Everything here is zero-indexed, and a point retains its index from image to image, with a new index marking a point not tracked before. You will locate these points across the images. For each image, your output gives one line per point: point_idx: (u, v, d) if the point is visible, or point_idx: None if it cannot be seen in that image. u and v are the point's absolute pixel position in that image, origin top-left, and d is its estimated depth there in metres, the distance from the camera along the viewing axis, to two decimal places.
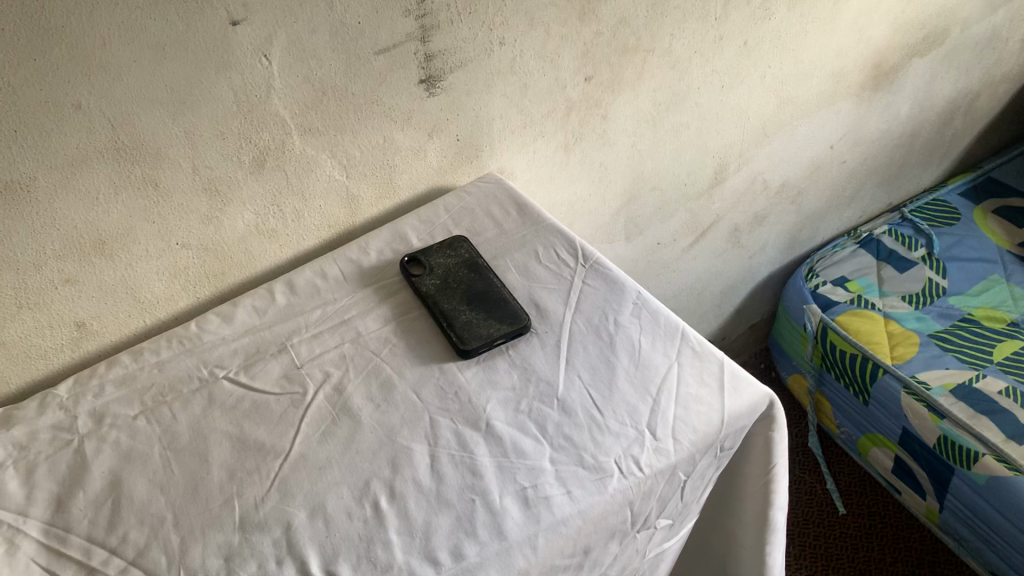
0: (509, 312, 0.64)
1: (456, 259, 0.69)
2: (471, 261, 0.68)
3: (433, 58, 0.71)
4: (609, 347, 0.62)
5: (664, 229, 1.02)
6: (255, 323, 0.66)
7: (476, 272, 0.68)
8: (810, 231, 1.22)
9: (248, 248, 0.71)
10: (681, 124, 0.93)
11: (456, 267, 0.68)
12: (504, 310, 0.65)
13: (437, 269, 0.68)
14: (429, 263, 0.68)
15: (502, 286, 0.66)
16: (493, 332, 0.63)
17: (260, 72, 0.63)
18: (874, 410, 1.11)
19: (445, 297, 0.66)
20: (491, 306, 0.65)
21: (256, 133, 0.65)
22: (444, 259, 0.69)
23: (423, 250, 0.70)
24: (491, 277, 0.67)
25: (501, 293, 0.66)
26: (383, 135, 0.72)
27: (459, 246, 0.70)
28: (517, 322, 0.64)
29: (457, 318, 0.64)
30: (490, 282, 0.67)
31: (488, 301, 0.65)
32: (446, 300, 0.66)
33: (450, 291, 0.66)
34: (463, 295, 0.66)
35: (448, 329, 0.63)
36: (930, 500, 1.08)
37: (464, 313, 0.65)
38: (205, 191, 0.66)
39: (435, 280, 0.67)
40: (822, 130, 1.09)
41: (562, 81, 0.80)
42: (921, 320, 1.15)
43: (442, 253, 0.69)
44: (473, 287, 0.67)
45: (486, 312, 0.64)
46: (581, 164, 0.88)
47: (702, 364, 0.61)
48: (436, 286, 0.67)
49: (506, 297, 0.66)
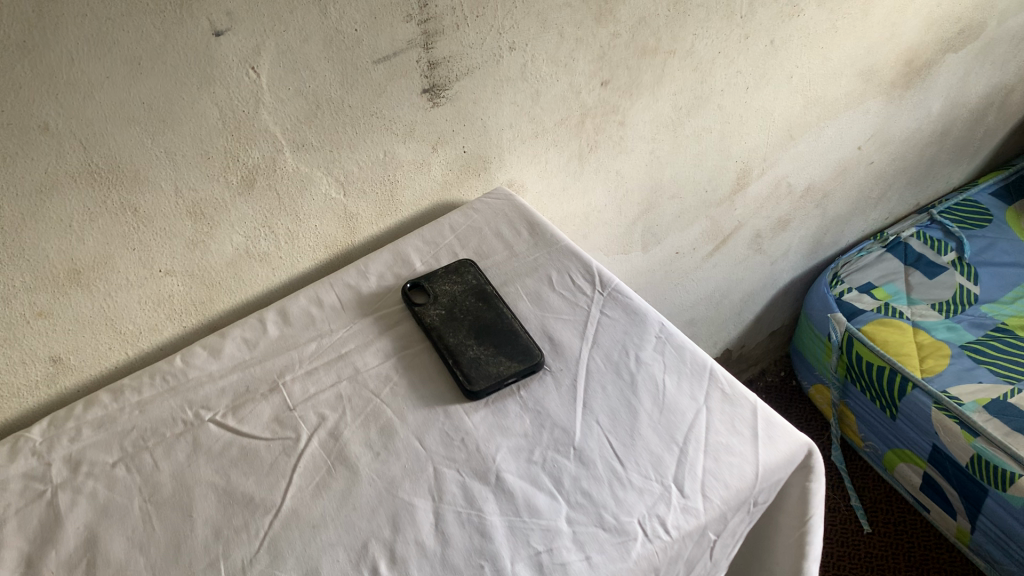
0: (520, 348, 0.59)
1: (462, 285, 0.63)
2: (479, 288, 0.63)
3: (437, 66, 0.65)
4: (631, 388, 0.57)
5: (683, 238, 0.96)
6: (245, 358, 0.61)
7: (483, 300, 0.62)
8: (834, 235, 1.16)
9: (238, 273, 0.65)
10: (703, 129, 0.87)
11: (463, 295, 0.63)
12: (514, 345, 0.59)
13: (441, 297, 0.63)
14: (433, 291, 0.63)
15: (512, 318, 0.61)
16: (503, 370, 0.58)
17: (248, 86, 0.57)
18: (903, 425, 1.06)
19: (451, 329, 0.61)
20: (500, 341, 0.59)
21: (245, 151, 0.60)
22: (450, 286, 0.63)
23: (427, 276, 0.64)
24: (501, 306, 0.62)
25: (511, 325, 0.60)
26: (384, 150, 0.66)
27: (465, 271, 0.64)
28: (529, 359, 0.58)
29: (464, 354, 0.59)
30: (499, 312, 0.61)
31: (497, 334, 0.60)
32: (452, 333, 0.60)
33: (456, 323, 0.61)
34: (470, 328, 0.61)
35: (454, 366, 0.58)
36: (962, 520, 1.03)
37: (471, 348, 0.59)
38: (190, 214, 0.60)
39: (440, 309, 0.62)
40: (851, 131, 1.03)
41: (576, 87, 0.74)
42: (952, 330, 1.09)
43: (447, 280, 0.64)
44: (481, 318, 0.61)
45: (496, 347, 0.59)
46: (596, 173, 0.82)
47: (733, 408, 0.55)
48: (441, 317, 0.61)
49: (517, 330, 0.60)
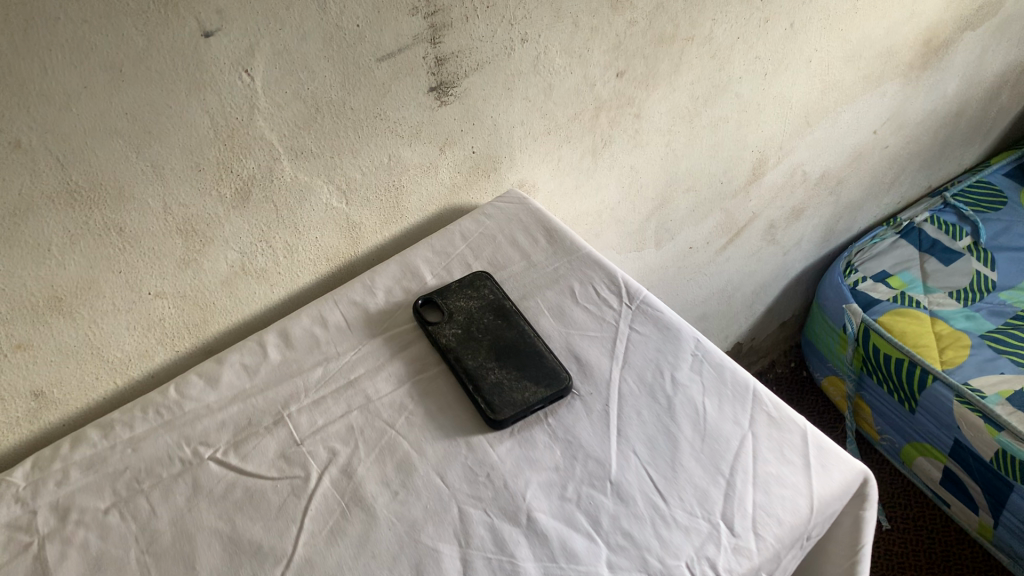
0: (546, 371, 0.54)
1: (479, 301, 0.59)
2: (497, 304, 0.58)
3: (445, 62, 0.60)
4: (668, 413, 0.52)
5: (697, 233, 0.91)
6: (245, 386, 0.56)
7: (503, 318, 0.58)
8: (847, 222, 1.12)
9: (234, 292, 0.60)
10: (720, 118, 0.82)
11: (480, 311, 0.58)
12: (539, 367, 0.55)
13: (457, 315, 0.58)
14: (447, 308, 0.58)
15: (535, 336, 0.56)
16: (529, 396, 0.53)
17: (241, 91, 0.52)
18: (923, 418, 1.02)
19: (469, 351, 0.56)
20: (524, 363, 0.55)
21: (239, 162, 0.55)
22: (465, 302, 0.59)
23: (440, 291, 0.60)
24: (522, 324, 0.57)
25: (535, 346, 0.56)
26: (388, 154, 0.61)
27: (481, 285, 0.60)
28: (556, 383, 0.54)
29: (485, 379, 0.54)
30: (521, 331, 0.57)
31: (520, 356, 0.55)
32: (471, 355, 0.56)
33: (475, 343, 0.56)
34: (490, 349, 0.56)
35: (475, 393, 0.53)
36: (984, 515, 1.00)
37: (492, 372, 0.55)
38: (180, 232, 0.55)
39: (456, 328, 0.57)
40: (867, 116, 0.99)
41: (590, 79, 0.69)
42: (971, 319, 1.06)
43: (462, 295, 0.59)
44: (501, 338, 0.56)
45: (519, 370, 0.54)
46: (610, 169, 0.77)
47: (780, 434, 0.51)
48: (458, 337, 0.57)
49: (542, 350, 0.56)
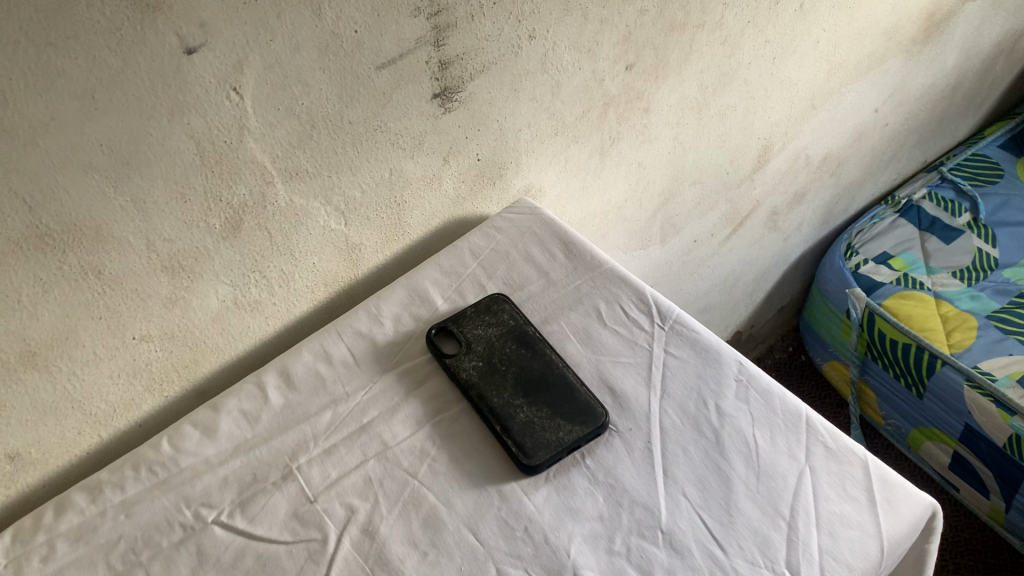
0: (580, 406, 0.50)
1: (498, 329, 0.54)
2: (518, 331, 0.54)
3: (449, 65, 0.54)
4: (717, 449, 0.48)
5: (702, 226, 0.87)
6: (247, 436, 0.51)
7: (526, 347, 0.53)
8: (845, 203, 1.09)
9: (226, 329, 0.55)
10: (728, 107, 0.77)
11: (500, 340, 0.53)
12: (572, 403, 0.50)
13: (476, 345, 0.53)
14: (465, 337, 0.53)
15: (564, 367, 0.52)
16: (564, 437, 0.48)
17: (229, 112, 0.46)
18: (931, 404, 0.99)
19: (493, 387, 0.51)
20: (554, 399, 0.50)
21: (228, 189, 0.49)
22: (484, 330, 0.54)
23: (455, 318, 0.55)
24: (548, 353, 0.52)
25: (564, 378, 0.51)
26: (389, 168, 0.56)
27: (499, 309, 0.55)
28: (592, 420, 0.49)
29: (513, 419, 0.49)
30: (548, 361, 0.52)
31: (549, 391, 0.51)
32: (495, 392, 0.51)
33: (498, 378, 0.51)
34: (515, 384, 0.51)
35: (505, 436, 0.48)
36: (996, 500, 0.98)
37: (521, 411, 0.50)
38: (166, 269, 0.49)
39: (477, 361, 0.52)
40: (869, 94, 0.95)
41: (599, 74, 0.64)
42: (976, 299, 1.03)
43: (480, 322, 0.54)
44: (527, 370, 0.52)
45: (550, 407, 0.50)
46: (617, 168, 0.72)
47: (840, 467, 0.47)
48: (479, 370, 0.52)
49: (573, 382, 0.51)
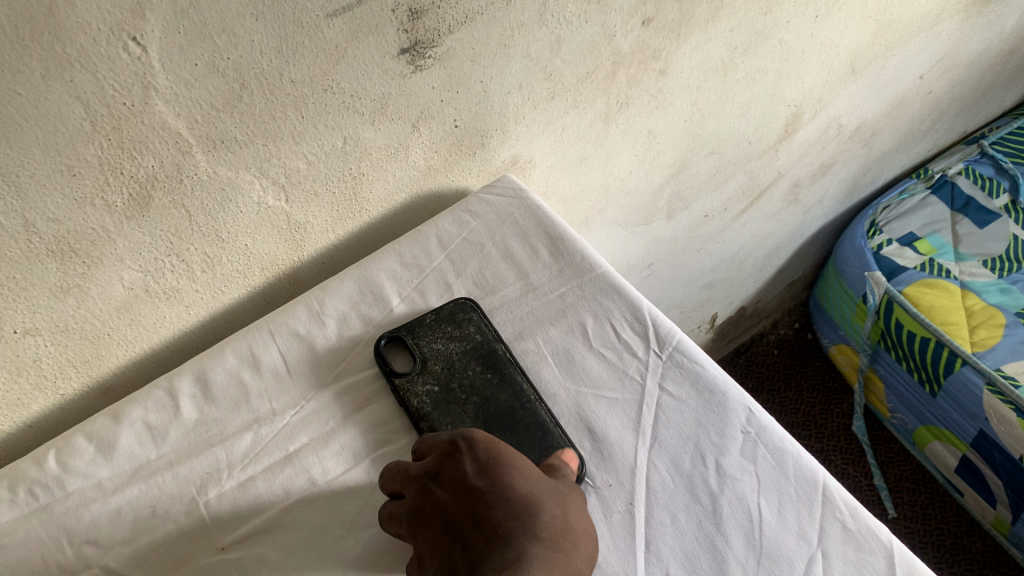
0: (550, 453, 0.41)
1: (461, 345, 0.46)
2: (484, 350, 0.45)
3: (422, 15, 0.43)
4: (713, 519, 0.39)
5: (714, 200, 0.78)
6: (150, 458, 0.43)
7: (492, 369, 0.45)
8: (871, 176, 1.00)
9: (135, 320, 0.46)
10: (757, 71, 0.67)
11: (462, 360, 0.45)
12: (541, 449, 0.41)
13: (432, 363, 0.45)
14: (419, 353, 0.45)
15: (534, 399, 0.43)
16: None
17: (128, 67, 0.36)
18: (944, 404, 0.90)
19: (448, 419, 0.43)
20: (520, 441, 0.42)
21: (132, 161, 0.39)
22: (444, 345, 0.46)
23: (412, 327, 0.47)
24: (517, 380, 0.44)
25: (533, 413, 0.43)
26: (342, 136, 0.46)
27: (464, 320, 0.47)
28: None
29: None
30: (516, 391, 0.44)
31: (515, 429, 0.42)
32: (450, 426, 0.42)
33: (455, 408, 0.43)
34: (476, 417, 0.43)
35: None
36: (1001, 511, 0.88)
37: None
38: (55, 254, 0.40)
39: (432, 383, 0.44)
40: (917, 59, 0.83)
41: (610, 28, 0.53)
42: (1007, 293, 0.94)
43: (440, 335, 0.46)
44: (490, 401, 0.43)
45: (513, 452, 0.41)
46: (623, 135, 0.62)
47: (860, 556, 0.38)
48: (433, 395, 0.44)
49: (544, 420, 0.42)
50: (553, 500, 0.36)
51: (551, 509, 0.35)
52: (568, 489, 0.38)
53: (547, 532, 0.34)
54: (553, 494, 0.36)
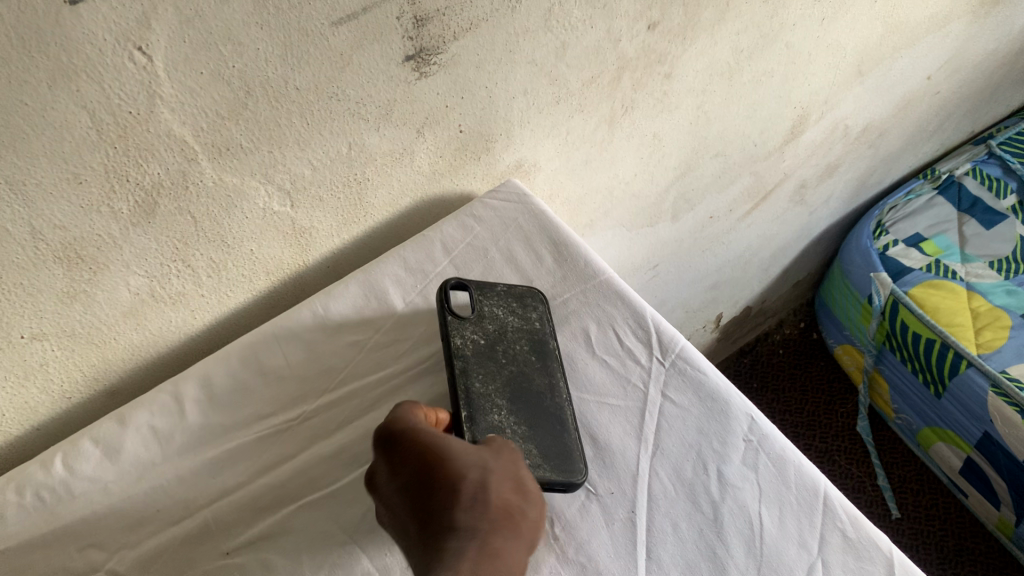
0: (561, 444, 0.41)
1: (518, 323, 0.46)
2: (538, 337, 0.46)
3: (426, 22, 0.43)
4: (714, 528, 0.40)
5: (719, 202, 0.78)
6: (156, 462, 0.43)
7: (537, 356, 0.45)
8: (878, 175, 0.99)
9: (141, 324, 0.46)
10: (762, 74, 0.67)
11: (514, 334, 0.45)
12: (557, 441, 0.41)
13: (486, 322, 0.45)
14: (478, 309, 0.45)
15: (566, 399, 0.43)
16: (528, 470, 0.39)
17: (134, 77, 0.36)
18: (949, 405, 0.90)
19: (481, 370, 0.42)
20: (538, 425, 0.42)
21: (139, 168, 0.39)
22: (503, 315, 0.46)
23: (482, 285, 0.47)
24: (557, 375, 0.44)
25: (560, 409, 0.43)
26: (347, 142, 0.46)
27: (531, 306, 0.47)
28: (568, 467, 0.40)
29: (484, 416, 0.41)
30: (552, 384, 0.44)
31: (538, 412, 0.42)
32: (481, 377, 0.42)
33: (492, 366, 0.43)
34: (505, 382, 0.43)
35: (466, 427, 0.40)
36: (1006, 512, 0.88)
37: (496, 414, 0.41)
38: (62, 260, 0.40)
39: (480, 337, 0.44)
40: (924, 60, 0.83)
41: (615, 33, 0.53)
42: (1013, 294, 0.93)
43: (503, 305, 0.46)
44: (526, 377, 0.43)
45: (528, 430, 0.41)
46: (627, 139, 0.62)
47: (859, 565, 0.39)
48: (477, 346, 0.43)
49: (566, 420, 0.42)
50: (477, 475, 0.34)
51: (475, 499, 0.34)
52: (499, 459, 0.36)
53: (470, 523, 0.33)
54: (479, 475, 0.34)
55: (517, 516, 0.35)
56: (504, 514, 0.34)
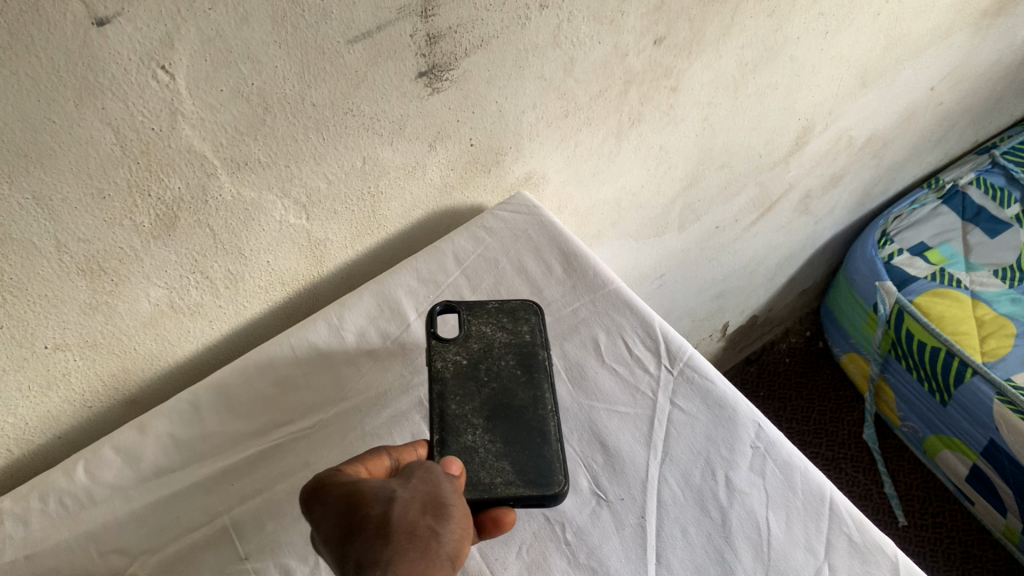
0: (537, 458, 0.41)
1: (505, 338, 0.46)
2: (525, 349, 0.45)
3: (439, 39, 0.44)
4: (722, 532, 0.40)
5: (725, 212, 0.79)
6: (176, 469, 0.44)
7: (524, 369, 0.45)
8: (882, 185, 1.00)
9: (160, 334, 0.47)
10: (767, 86, 0.68)
11: (500, 350, 0.45)
12: (534, 456, 0.41)
13: (471, 341, 0.45)
14: (464, 329, 0.46)
15: (550, 409, 0.43)
16: (500, 488, 0.39)
17: (157, 94, 0.37)
18: (955, 413, 0.91)
19: (459, 391, 0.43)
20: (517, 439, 0.41)
21: (160, 183, 0.40)
22: (491, 332, 0.46)
23: (471, 305, 0.47)
24: (544, 385, 0.44)
25: (542, 420, 0.42)
26: (361, 156, 0.47)
27: (523, 319, 0.47)
28: (544, 481, 0.40)
29: (459, 436, 0.41)
30: (535, 396, 0.43)
31: (518, 426, 0.42)
32: (458, 398, 0.43)
33: (471, 385, 0.43)
34: (485, 399, 0.43)
35: (436, 451, 0.40)
36: (1012, 519, 0.88)
37: (470, 433, 0.41)
38: (85, 273, 0.41)
39: (463, 357, 0.45)
40: (927, 71, 0.84)
41: (622, 48, 0.54)
42: (1018, 302, 0.94)
43: (492, 323, 0.47)
44: (507, 393, 0.43)
45: (506, 445, 0.41)
46: (635, 150, 0.63)
47: (866, 569, 0.39)
48: (457, 368, 0.44)
49: (548, 430, 0.42)
50: (379, 509, 0.31)
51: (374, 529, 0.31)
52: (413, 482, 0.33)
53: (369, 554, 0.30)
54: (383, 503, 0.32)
55: (429, 537, 0.31)
56: (410, 536, 0.30)
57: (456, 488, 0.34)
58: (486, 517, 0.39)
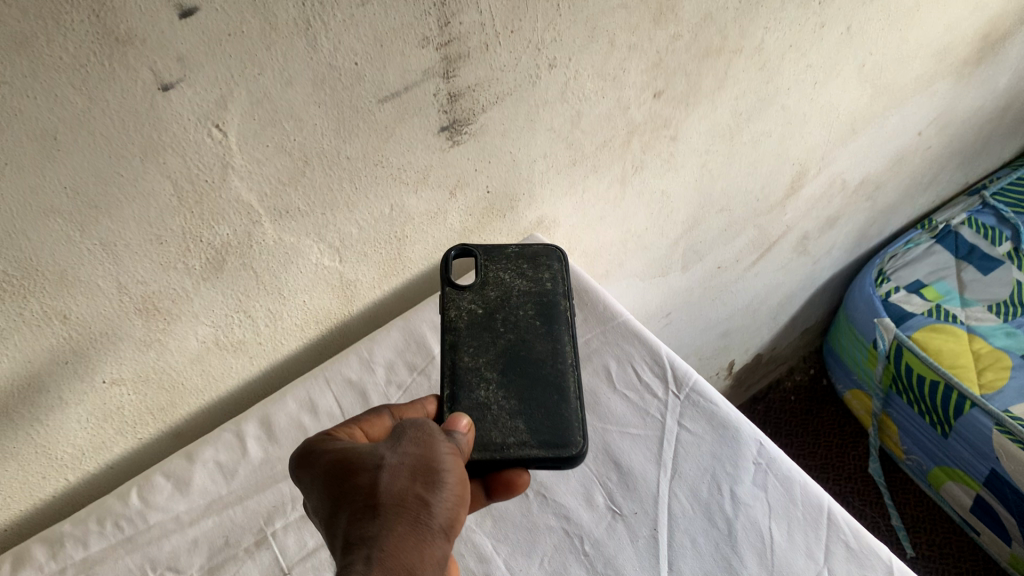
0: (556, 420, 0.45)
1: (525, 287, 0.50)
2: (545, 298, 0.50)
3: (459, 97, 0.49)
4: (728, 541, 0.44)
5: (726, 252, 0.83)
6: (221, 493, 0.48)
7: (543, 319, 0.49)
8: (877, 226, 1.05)
9: (206, 369, 0.51)
10: (761, 134, 0.72)
11: (518, 297, 0.50)
12: (549, 416, 0.45)
13: (488, 289, 0.50)
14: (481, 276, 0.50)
15: (569, 364, 0.47)
16: (513, 448, 0.43)
17: (211, 150, 0.41)
18: (956, 444, 0.94)
19: (472, 342, 0.47)
20: (532, 397, 0.46)
21: (210, 230, 0.45)
22: (510, 279, 0.51)
23: (487, 251, 0.52)
24: (562, 337, 0.48)
25: (561, 375, 0.46)
26: (389, 204, 0.51)
27: (544, 265, 0.52)
28: (562, 442, 0.44)
29: (470, 393, 0.45)
30: (555, 349, 0.48)
31: (533, 381, 0.46)
32: (471, 350, 0.47)
33: (487, 336, 0.48)
34: (500, 351, 0.47)
35: (446, 406, 0.45)
36: (1016, 548, 0.90)
37: (483, 388, 0.46)
38: (140, 312, 0.45)
39: (478, 305, 0.49)
40: (914, 117, 0.89)
41: (624, 101, 0.58)
42: (1013, 336, 0.97)
43: (511, 271, 0.51)
44: (526, 345, 0.48)
45: (522, 400, 0.45)
46: (638, 196, 0.68)
47: (862, 573, 0.42)
48: (474, 316, 0.48)
49: (567, 388, 0.46)
50: (368, 479, 0.33)
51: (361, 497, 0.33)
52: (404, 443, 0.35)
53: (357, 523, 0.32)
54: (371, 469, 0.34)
55: (419, 507, 0.33)
56: (399, 506, 0.32)
57: (448, 450, 0.36)
58: (499, 480, 0.44)
